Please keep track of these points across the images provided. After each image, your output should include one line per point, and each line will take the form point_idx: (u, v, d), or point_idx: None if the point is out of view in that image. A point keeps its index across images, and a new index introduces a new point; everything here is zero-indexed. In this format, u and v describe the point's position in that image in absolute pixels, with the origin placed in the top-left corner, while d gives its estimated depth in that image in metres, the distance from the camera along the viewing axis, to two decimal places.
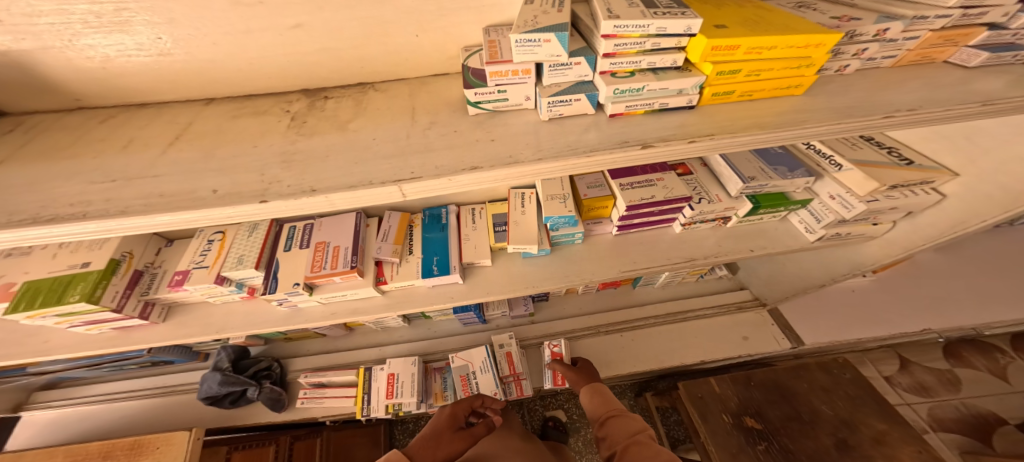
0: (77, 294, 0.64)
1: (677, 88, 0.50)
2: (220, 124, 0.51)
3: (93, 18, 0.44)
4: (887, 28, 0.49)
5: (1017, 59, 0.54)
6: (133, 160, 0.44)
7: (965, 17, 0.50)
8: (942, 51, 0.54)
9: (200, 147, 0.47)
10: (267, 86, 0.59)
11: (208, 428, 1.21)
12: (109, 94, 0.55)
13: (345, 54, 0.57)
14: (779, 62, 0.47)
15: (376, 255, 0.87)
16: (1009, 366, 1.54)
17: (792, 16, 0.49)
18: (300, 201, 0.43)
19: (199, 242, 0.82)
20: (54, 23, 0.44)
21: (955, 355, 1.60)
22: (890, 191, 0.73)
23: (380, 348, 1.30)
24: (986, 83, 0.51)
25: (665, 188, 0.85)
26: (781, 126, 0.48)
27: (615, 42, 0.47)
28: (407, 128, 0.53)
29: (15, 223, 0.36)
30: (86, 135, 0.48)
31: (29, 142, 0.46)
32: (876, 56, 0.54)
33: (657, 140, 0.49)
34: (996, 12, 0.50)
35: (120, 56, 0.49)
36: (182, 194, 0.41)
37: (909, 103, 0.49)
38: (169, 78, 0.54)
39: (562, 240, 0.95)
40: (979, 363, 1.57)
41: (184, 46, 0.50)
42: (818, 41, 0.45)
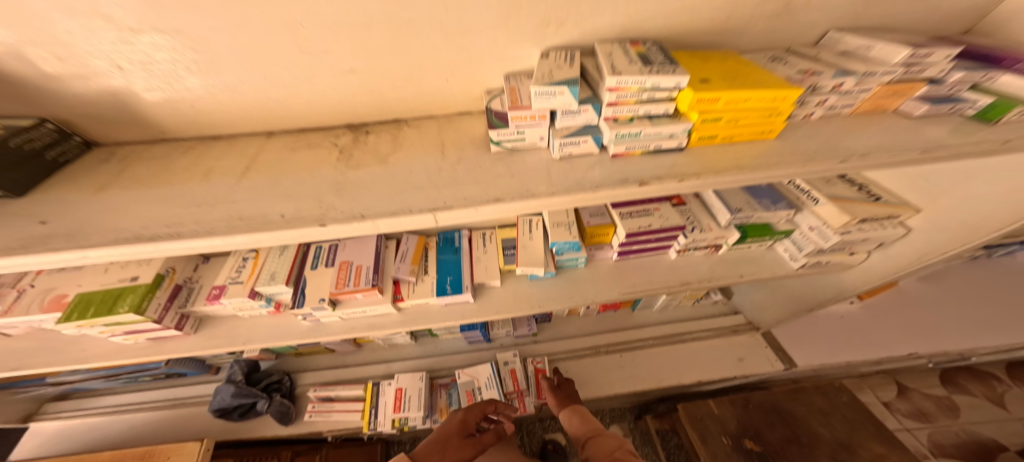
0: (126, 306, 0.71)
1: (669, 132, 0.59)
2: (281, 156, 0.60)
3: (193, 65, 0.54)
4: (842, 82, 0.58)
5: (954, 110, 0.63)
6: (212, 187, 0.52)
7: (907, 73, 0.59)
8: (892, 101, 0.64)
9: (267, 177, 0.55)
10: (317, 122, 0.68)
11: (213, 442, 1.22)
12: (188, 130, 0.63)
13: (387, 94, 0.66)
14: (754, 112, 0.56)
15: (394, 275, 0.94)
16: (1005, 393, 1.71)
17: (765, 73, 0.58)
18: (352, 225, 0.50)
19: (235, 259, 0.89)
20: (162, 69, 0.53)
21: (954, 383, 1.76)
22: (862, 223, 0.81)
23: (388, 364, 1.33)
24: (930, 131, 0.60)
25: (661, 216, 0.94)
26: (757, 168, 0.57)
27: (618, 93, 0.56)
28: (439, 162, 0.62)
29: (124, 241, 0.44)
30: (171, 165, 0.56)
31: (122, 170, 0.54)
32: (837, 105, 0.63)
33: (652, 178, 0.57)
34: (934, 70, 0.59)
35: (207, 97, 0.58)
36: (257, 218, 0.49)
37: (865, 149, 0.58)
38: (240, 115, 0.63)
39: (566, 264, 1.03)
40: (976, 389, 1.74)
41: (258, 88, 0.59)
42: (784, 96, 0.54)
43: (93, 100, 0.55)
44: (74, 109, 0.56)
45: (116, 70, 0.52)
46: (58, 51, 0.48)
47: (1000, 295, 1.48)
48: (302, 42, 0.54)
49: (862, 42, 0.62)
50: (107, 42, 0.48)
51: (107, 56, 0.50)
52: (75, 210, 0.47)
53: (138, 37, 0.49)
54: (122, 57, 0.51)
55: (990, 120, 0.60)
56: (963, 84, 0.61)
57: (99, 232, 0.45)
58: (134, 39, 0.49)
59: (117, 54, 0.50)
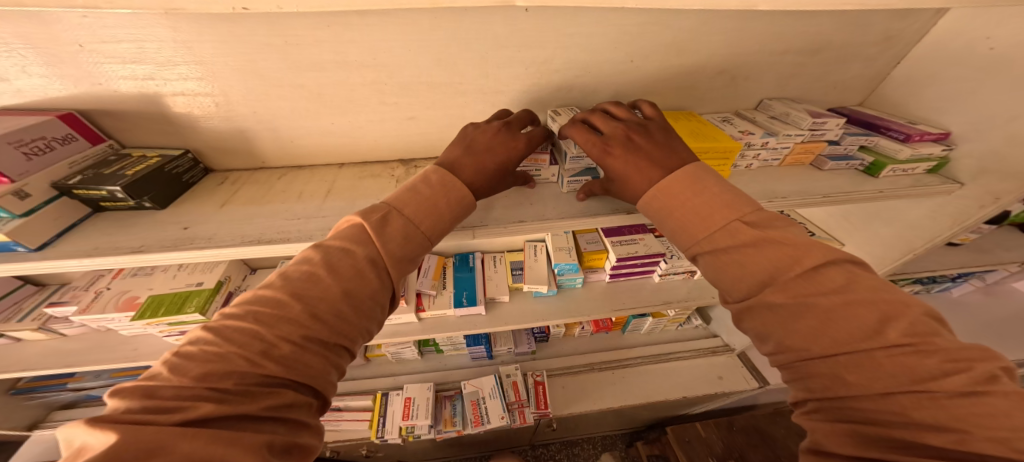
0: (194, 306, 0.82)
1: None
2: (353, 183, 0.77)
3: (302, 110, 0.72)
4: (767, 141, 0.81)
5: (850, 165, 0.87)
6: (310, 204, 0.69)
7: (813, 135, 0.83)
8: (807, 156, 0.87)
9: (345, 198, 0.72)
10: (378, 156, 0.86)
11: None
12: (278, 159, 0.80)
13: (435, 137, 0.86)
14: (710, 161, 0.77)
15: (418, 288, 1.09)
16: None
17: (717, 131, 0.81)
18: None
19: None
20: (279, 113, 0.72)
21: None
22: None
23: (395, 377, 1.42)
24: (837, 181, 0.83)
25: (645, 245, 1.13)
26: None
27: None
28: None
29: (249, 242, 0.58)
30: (271, 188, 0.72)
31: (235, 191, 0.70)
32: (769, 158, 0.85)
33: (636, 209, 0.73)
34: (830, 133, 0.83)
35: (303, 133, 0.77)
36: None
37: (784, 192, 0.79)
38: (321, 147, 0.80)
39: (566, 283, 1.19)
40: None
41: (346, 128, 0.78)
42: (729, 148, 0.75)
43: (218, 135, 0.73)
44: (205, 142, 0.73)
45: (246, 112, 0.71)
46: (216, 98, 0.67)
47: None
48: (383, 96, 0.75)
49: (783, 110, 0.86)
50: (249, 93, 0.68)
51: (244, 103, 0.69)
52: (206, 219, 0.62)
53: (273, 89, 0.68)
54: (255, 104, 0.69)
55: (873, 174, 0.85)
56: (854, 146, 0.86)
57: (230, 235, 0.60)
58: (268, 92, 0.68)
59: (251, 102, 0.69)
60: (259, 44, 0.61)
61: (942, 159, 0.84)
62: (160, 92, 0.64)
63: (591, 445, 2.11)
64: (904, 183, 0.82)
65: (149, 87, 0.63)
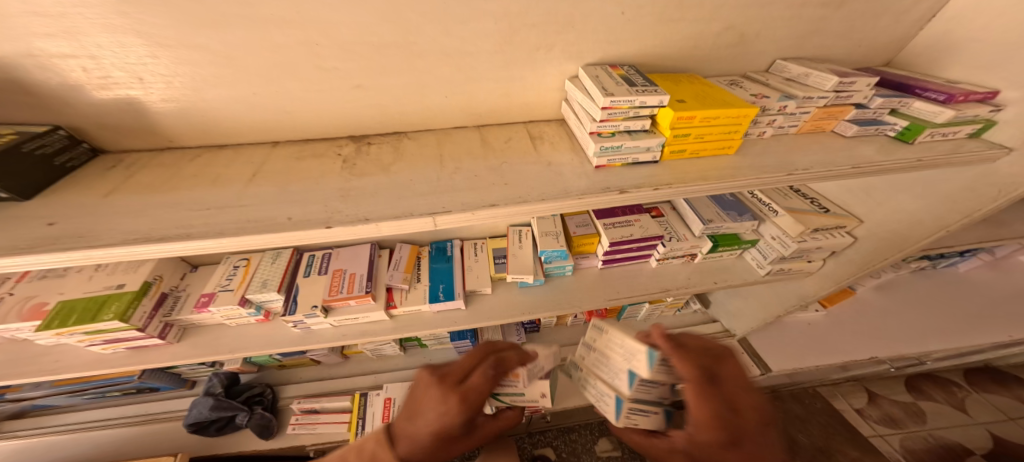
0: (111, 312, 0.72)
1: (646, 146, 0.65)
2: (287, 165, 0.64)
3: (212, 77, 0.58)
4: (785, 105, 0.68)
5: (880, 131, 0.74)
6: (224, 192, 0.56)
7: (838, 98, 0.70)
8: (829, 122, 0.74)
9: (275, 183, 0.59)
10: (322, 132, 0.72)
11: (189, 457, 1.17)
12: (193, 137, 0.66)
13: (391, 108, 0.72)
14: (718, 128, 0.63)
15: (387, 282, 0.96)
16: (965, 398, 1.91)
17: (727, 94, 0.67)
18: (356, 228, 0.54)
19: (225, 267, 0.90)
20: (182, 81, 0.58)
21: (919, 389, 1.94)
22: (814, 232, 0.90)
23: (376, 375, 1.32)
24: (863, 150, 0.70)
25: (641, 227, 1.01)
26: (721, 178, 0.63)
27: (609, 111, 0.62)
28: (438, 172, 0.66)
29: (133, 241, 0.46)
30: (179, 171, 0.60)
31: (129, 177, 0.58)
32: (786, 124, 0.72)
33: (632, 186, 0.62)
34: (858, 95, 0.70)
35: (219, 105, 0.63)
36: (265, 220, 0.51)
37: (807, 164, 0.66)
38: (247, 124, 0.67)
39: (554, 272, 1.08)
40: (938, 396, 1.91)
41: (274, 100, 0.64)
42: (743, 113, 0.61)
43: (107, 108, 0.59)
44: (94, 118, 0.60)
45: (135, 80, 0.57)
46: (89, 61, 0.53)
47: (953, 303, 1.58)
48: (316, 59, 0.60)
49: (803, 70, 0.71)
50: (133, 55, 0.53)
51: (129, 68, 0.55)
52: (86, 211, 0.50)
53: (165, 52, 0.54)
54: (144, 70, 0.55)
55: (908, 140, 0.71)
56: (884, 109, 0.73)
57: (109, 232, 0.47)
58: (159, 53, 0.54)
59: (139, 67, 0.55)
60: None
61: (988, 121, 0.69)
62: (10, 56, 0.50)
63: (587, 430, 2.04)
64: (940, 150, 0.68)
65: None
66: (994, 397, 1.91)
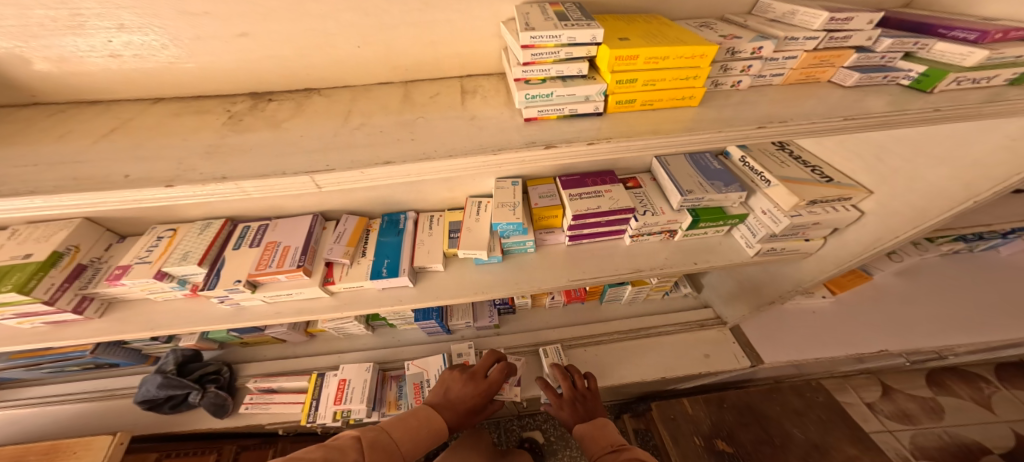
0: (8, 285, 0.64)
1: (583, 94, 0.52)
2: (159, 121, 0.55)
3: (49, 21, 0.49)
4: (761, 46, 0.52)
5: (890, 80, 0.58)
6: (66, 148, 0.48)
7: (831, 40, 0.54)
8: (822, 71, 0.59)
9: (130, 138, 0.50)
10: (215, 88, 0.63)
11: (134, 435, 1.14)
12: (61, 92, 0.58)
13: (290, 61, 0.61)
14: (670, 72, 0.49)
15: (326, 256, 0.88)
16: (992, 395, 1.75)
17: (686, 31, 0.52)
18: (209, 188, 0.45)
19: (148, 238, 0.82)
20: (13, 25, 0.48)
21: (940, 384, 1.79)
22: (811, 206, 0.74)
23: (339, 355, 1.27)
24: (869, 101, 0.54)
25: (611, 199, 0.89)
26: (675, 133, 0.50)
27: (533, 51, 0.49)
28: (337, 128, 0.57)
29: None
30: (31, 127, 0.52)
31: None
32: (765, 73, 0.58)
33: (561, 141, 0.51)
34: (859, 37, 0.55)
35: (75, 57, 0.53)
36: (96, 178, 0.43)
37: (788, 116, 0.52)
38: (120, 79, 0.57)
39: (514, 248, 0.97)
40: (962, 391, 1.77)
41: (137, 51, 0.54)
42: (701, 53, 0.47)
43: None
44: None
45: None
46: None
47: (991, 290, 1.38)
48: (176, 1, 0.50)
49: (786, 8, 0.57)
50: None
51: None
52: None
53: None
54: None
55: (926, 88, 0.55)
56: (896, 53, 0.57)
57: None
58: None
59: None
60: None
61: None
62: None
63: None
64: (971, 99, 0.52)
65: None
66: None
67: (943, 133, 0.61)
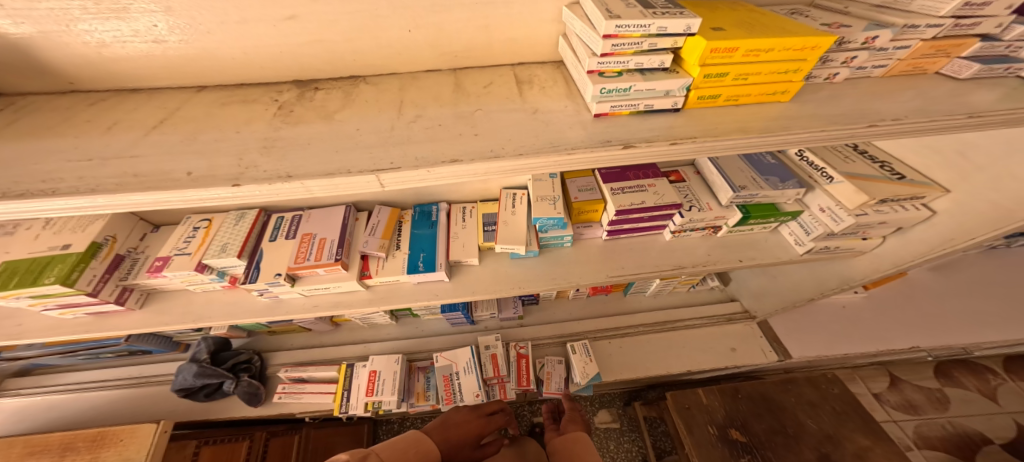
0: (52, 276, 0.63)
1: (663, 89, 0.49)
2: (207, 111, 0.52)
3: (92, 5, 0.45)
4: (876, 36, 0.49)
5: (1011, 71, 0.54)
6: (117, 141, 0.45)
7: (956, 27, 0.50)
8: (934, 61, 0.55)
9: (183, 131, 0.47)
10: (260, 76, 0.59)
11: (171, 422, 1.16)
12: (100, 80, 0.55)
13: (338, 47, 0.57)
14: (769, 66, 0.46)
15: (361, 249, 0.85)
16: (998, 387, 1.75)
17: (786, 21, 0.49)
18: (274, 186, 0.42)
19: (184, 228, 0.80)
20: (54, 8, 0.45)
21: (948, 375, 1.80)
22: (879, 204, 0.71)
23: (366, 344, 1.28)
24: (977, 98, 0.50)
25: (656, 194, 0.86)
26: (765, 131, 0.47)
27: (614, 42, 0.45)
28: (393, 120, 0.53)
29: None
30: (75, 117, 0.49)
31: (14, 120, 0.49)
32: (867, 65, 0.54)
33: (640, 140, 0.48)
34: (988, 24, 0.51)
35: (117, 43, 0.50)
36: (157, 175, 0.41)
37: (896, 113, 0.49)
38: (160, 65, 0.54)
39: (551, 242, 0.94)
40: (969, 383, 1.77)
41: (182, 35, 0.51)
42: (814, 44, 0.44)
43: None
44: None
45: None
46: None
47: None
48: None
49: None
50: None
51: None
52: None
53: None
54: None
55: None
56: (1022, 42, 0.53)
57: None
58: None
59: None
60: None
61: None
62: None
63: (587, 401, 1.93)
64: None
65: None
66: None
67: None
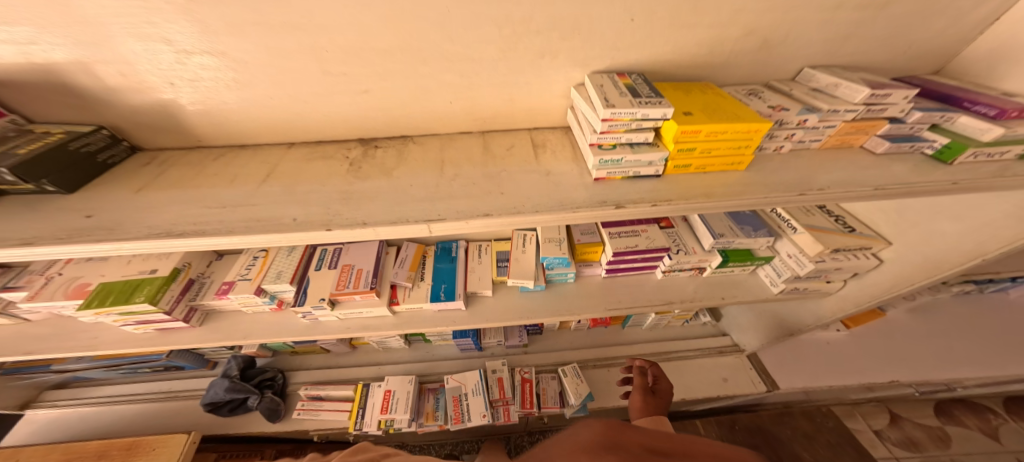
0: (143, 296, 0.75)
1: (647, 160, 0.64)
2: (298, 166, 0.67)
3: (232, 82, 0.63)
4: (806, 119, 0.64)
5: (915, 148, 0.68)
6: (238, 191, 0.59)
7: (869, 112, 0.65)
8: (856, 138, 0.69)
9: (283, 184, 0.62)
10: (333, 134, 0.75)
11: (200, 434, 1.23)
12: (219, 137, 0.72)
13: (396, 113, 0.74)
14: (726, 144, 0.61)
15: (392, 279, 0.99)
16: (1000, 426, 1.80)
17: (740, 106, 0.63)
18: (354, 231, 0.56)
19: (245, 258, 0.94)
20: (206, 85, 0.63)
21: (949, 413, 1.85)
22: (835, 253, 0.84)
23: (380, 366, 1.36)
24: (892, 169, 0.65)
25: (648, 238, 1.00)
26: (725, 196, 0.62)
27: (611, 123, 0.60)
28: (438, 178, 0.68)
29: (155, 235, 0.51)
30: (203, 170, 0.65)
31: (160, 172, 0.65)
32: (804, 139, 0.69)
33: (628, 202, 0.62)
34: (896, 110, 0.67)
35: (239, 108, 0.67)
36: (272, 220, 0.55)
37: (829, 182, 0.63)
38: (265, 124, 0.71)
39: (556, 278, 1.07)
40: (971, 422, 1.82)
41: (286, 102, 0.68)
42: (754, 128, 0.58)
43: (143, 111, 0.65)
44: (131, 118, 0.67)
45: (168, 85, 0.62)
46: (121, 67, 0.59)
47: (996, 330, 1.46)
48: (324, 64, 0.63)
49: (831, 80, 0.67)
50: (164, 62, 0.59)
51: (162, 73, 0.60)
52: (124, 205, 0.56)
53: (189, 58, 0.59)
54: (175, 74, 0.61)
55: (947, 160, 0.65)
56: (922, 125, 0.66)
57: (136, 226, 0.52)
58: (186, 60, 0.59)
59: (170, 72, 0.60)
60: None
61: None
62: (79, 59, 0.57)
63: None
64: (982, 172, 0.61)
65: (37, 55, 0.55)
66: None
67: (961, 200, 0.71)
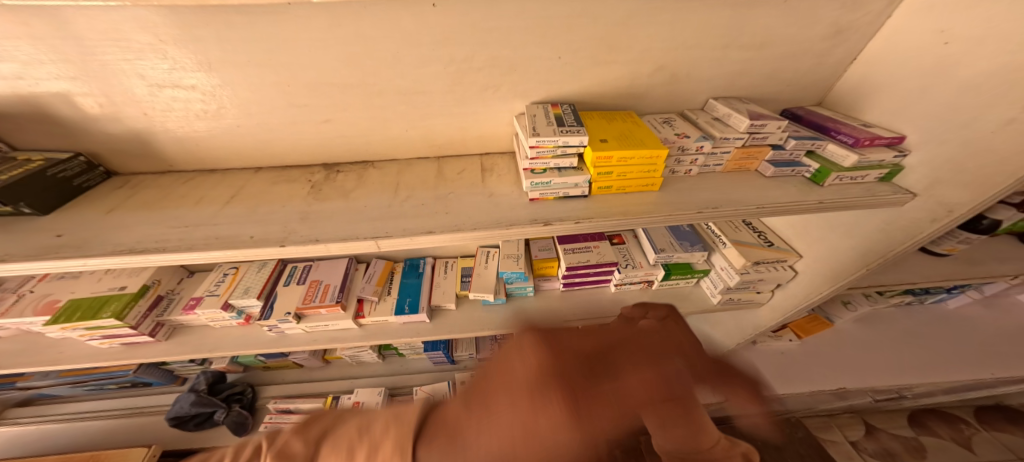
0: (109, 312, 0.80)
1: (573, 182, 0.72)
2: (262, 189, 0.74)
3: (202, 113, 0.71)
4: (702, 145, 0.73)
5: (797, 172, 0.78)
6: (202, 212, 0.66)
7: (754, 139, 0.75)
8: (751, 162, 0.79)
9: (246, 205, 0.69)
10: (298, 160, 0.83)
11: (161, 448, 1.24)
12: (191, 162, 0.79)
13: (356, 139, 0.82)
14: (637, 168, 0.70)
15: (358, 294, 1.04)
16: (972, 436, 1.85)
17: (650, 133, 0.73)
18: (307, 247, 0.62)
19: (216, 274, 0.99)
20: (178, 115, 0.70)
21: (923, 424, 1.89)
22: (757, 265, 0.93)
23: (351, 380, 1.39)
24: (786, 190, 0.75)
25: (598, 253, 1.07)
26: (640, 214, 0.70)
27: (537, 149, 0.69)
28: (390, 199, 0.75)
29: (120, 252, 0.57)
30: (172, 192, 0.72)
31: (132, 194, 0.71)
32: (709, 163, 0.79)
33: (555, 219, 0.70)
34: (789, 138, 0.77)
35: (209, 136, 0.75)
36: (230, 238, 0.61)
37: (731, 201, 0.72)
38: (234, 151, 0.78)
39: (516, 292, 1.13)
40: (944, 432, 1.86)
41: (253, 130, 0.75)
42: (655, 154, 0.68)
43: (121, 138, 0.73)
44: (108, 145, 0.73)
45: (143, 115, 0.70)
46: (100, 99, 0.66)
47: (942, 339, 1.55)
48: (288, 97, 0.71)
49: (724, 111, 0.77)
50: (140, 95, 0.66)
51: (137, 105, 0.68)
52: (96, 224, 0.63)
53: (162, 91, 0.66)
54: (150, 106, 0.68)
55: (819, 182, 0.75)
56: (800, 151, 0.77)
57: (105, 244, 0.59)
58: (159, 94, 0.67)
59: (146, 104, 0.68)
60: (174, 34, 0.59)
61: (895, 167, 0.72)
62: (63, 92, 0.64)
63: None
64: (852, 192, 0.71)
65: (24, 88, 0.63)
66: (1006, 437, 1.84)
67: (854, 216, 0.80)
